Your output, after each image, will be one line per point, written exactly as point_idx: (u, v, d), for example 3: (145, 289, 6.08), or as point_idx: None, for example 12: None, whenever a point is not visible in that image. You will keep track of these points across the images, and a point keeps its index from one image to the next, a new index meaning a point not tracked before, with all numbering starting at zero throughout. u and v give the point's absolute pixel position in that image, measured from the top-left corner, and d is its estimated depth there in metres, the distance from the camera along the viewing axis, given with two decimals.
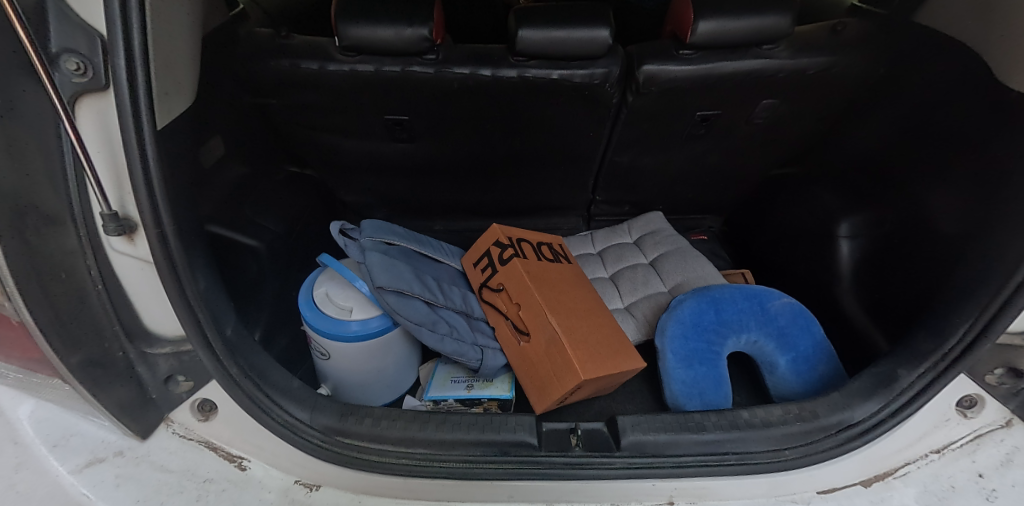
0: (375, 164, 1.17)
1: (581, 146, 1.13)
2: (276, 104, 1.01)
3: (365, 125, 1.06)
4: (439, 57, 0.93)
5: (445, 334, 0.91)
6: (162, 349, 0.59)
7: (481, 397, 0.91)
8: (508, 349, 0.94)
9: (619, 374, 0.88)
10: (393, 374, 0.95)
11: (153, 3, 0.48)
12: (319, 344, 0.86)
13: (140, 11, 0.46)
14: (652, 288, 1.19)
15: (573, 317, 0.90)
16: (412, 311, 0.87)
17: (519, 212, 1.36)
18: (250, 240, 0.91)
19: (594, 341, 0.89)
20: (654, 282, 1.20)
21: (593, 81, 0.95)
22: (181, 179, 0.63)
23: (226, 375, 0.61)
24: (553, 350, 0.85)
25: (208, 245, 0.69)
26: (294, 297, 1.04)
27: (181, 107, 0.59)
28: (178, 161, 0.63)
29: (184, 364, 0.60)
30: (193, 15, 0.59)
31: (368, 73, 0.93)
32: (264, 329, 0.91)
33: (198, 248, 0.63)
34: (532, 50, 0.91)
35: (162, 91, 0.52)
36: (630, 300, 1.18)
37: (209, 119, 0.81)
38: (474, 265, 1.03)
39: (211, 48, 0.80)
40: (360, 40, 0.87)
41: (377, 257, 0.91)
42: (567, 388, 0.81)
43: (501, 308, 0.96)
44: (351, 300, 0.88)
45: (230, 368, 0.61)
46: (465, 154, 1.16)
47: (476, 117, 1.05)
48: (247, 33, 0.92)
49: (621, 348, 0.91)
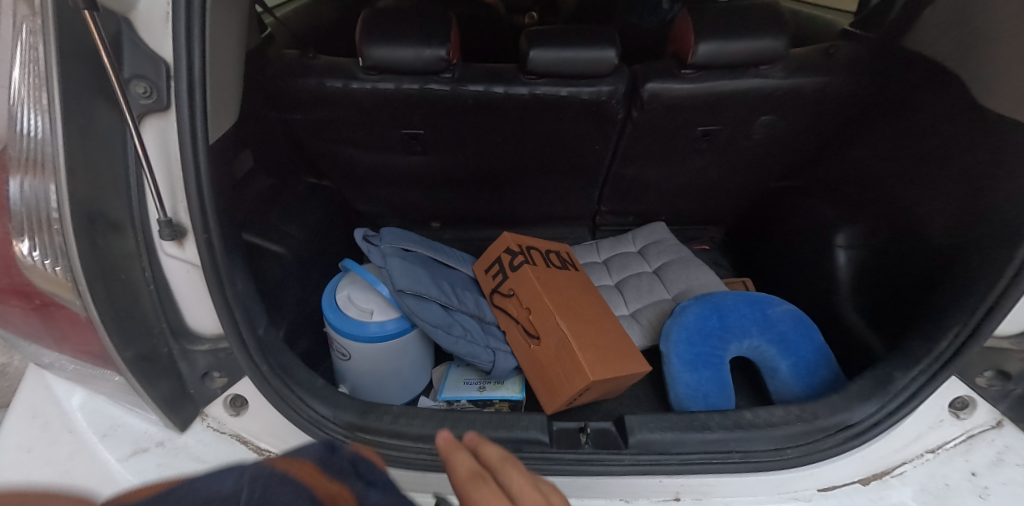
0: (390, 176, 1.23)
1: (588, 158, 1.18)
2: (299, 119, 1.07)
3: (382, 139, 1.12)
4: (454, 76, 0.99)
5: (459, 337, 0.95)
6: (201, 346, 0.64)
7: (493, 398, 0.96)
8: (520, 352, 0.98)
9: (625, 377, 0.92)
10: (408, 376, 0.99)
11: (211, 31, 0.54)
12: (340, 345, 0.91)
13: (200, 40, 0.51)
14: (657, 295, 1.23)
15: (581, 321, 0.94)
16: (429, 313, 0.92)
17: (527, 222, 1.41)
18: (275, 247, 0.97)
19: (602, 344, 0.93)
20: (658, 289, 1.24)
21: (600, 98, 1.00)
22: (224, 189, 0.68)
23: (258, 372, 0.65)
24: (562, 353, 0.89)
25: (243, 250, 0.74)
26: (313, 302, 1.09)
27: (227, 124, 0.65)
28: (221, 173, 0.68)
29: (220, 361, 0.65)
30: (239, 41, 0.65)
31: (389, 90, 0.99)
32: (287, 331, 0.96)
33: (236, 253, 0.68)
34: (542, 68, 0.96)
35: (215, 110, 0.58)
36: (635, 307, 1.22)
37: (242, 134, 0.87)
38: (486, 271, 1.08)
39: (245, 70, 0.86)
40: (382, 60, 0.94)
41: (396, 262, 0.96)
42: (576, 388, 0.86)
43: (513, 312, 1.00)
44: (372, 302, 0.93)
45: (262, 367, 0.66)
46: (475, 166, 1.21)
47: (488, 131, 1.10)
48: (276, 55, 0.98)
49: (627, 352, 0.95)
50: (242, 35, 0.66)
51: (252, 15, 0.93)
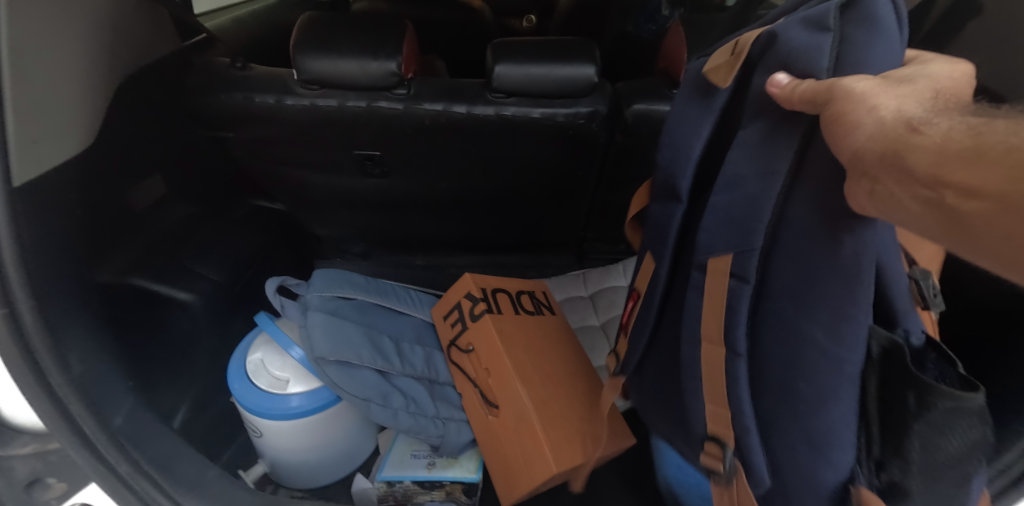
0: (346, 198, 1.08)
1: (562, 182, 1.06)
2: (233, 137, 0.94)
3: (332, 160, 0.98)
4: (409, 92, 0.88)
5: (400, 408, 0.75)
6: (21, 449, 0.49)
7: (443, 479, 0.75)
8: (474, 421, 0.77)
9: (569, 470, 0.68)
10: (347, 446, 0.80)
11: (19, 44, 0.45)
12: (249, 421, 0.71)
13: None
14: (588, 322, 1.10)
15: (554, 384, 0.75)
16: (360, 383, 0.73)
17: (499, 252, 1.27)
18: (184, 294, 0.83)
19: (563, 428, 0.70)
20: (590, 318, 1.11)
21: (578, 120, 0.91)
22: (57, 246, 0.54)
23: (110, 473, 0.51)
24: (522, 427, 0.69)
25: (103, 300, 0.63)
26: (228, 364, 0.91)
27: (60, 150, 0.55)
28: (47, 235, 0.52)
29: (51, 465, 0.49)
30: (81, 70, 0.59)
31: (330, 108, 0.88)
32: (188, 407, 0.79)
33: (83, 305, 0.57)
34: (510, 87, 0.87)
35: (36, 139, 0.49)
36: (605, 318, 1.10)
37: (121, 161, 0.72)
38: (445, 319, 0.85)
39: (128, 98, 0.74)
40: (317, 73, 0.83)
41: (320, 318, 0.76)
42: (532, 464, 0.67)
43: (469, 372, 0.79)
44: (289, 369, 0.73)
45: (118, 466, 0.52)
46: (443, 188, 1.06)
47: (453, 155, 0.98)
48: (204, 62, 0.89)
49: (586, 430, 0.72)
50: (100, 96, 0.65)
51: (149, 35, 0.80)
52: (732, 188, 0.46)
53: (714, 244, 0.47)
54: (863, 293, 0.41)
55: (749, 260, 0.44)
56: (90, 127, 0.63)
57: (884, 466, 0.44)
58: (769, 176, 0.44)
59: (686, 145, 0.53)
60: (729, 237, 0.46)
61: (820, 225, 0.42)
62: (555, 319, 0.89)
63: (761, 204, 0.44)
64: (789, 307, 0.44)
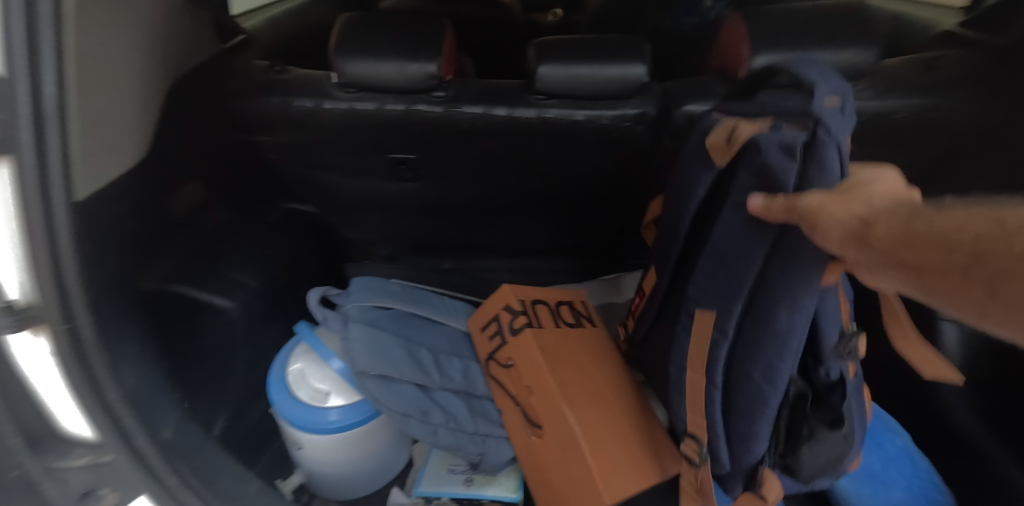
0: (378, 202, 1.06)
1: (603, 187, 1.02)
2: (269, 142, 0.92)
3: (367, 164, 0.96)
4: (448, 95, 0.85)
5: (439, 425, 0.73)
6: (76, 461, 0.42)
7: (481, 497, 0.75)
8: (515, 440, 0.74)
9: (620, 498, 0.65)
10: (383, 459, 0.78)
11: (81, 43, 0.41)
12: (289, 434, 0.70)
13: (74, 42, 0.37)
14: None
15: (600, 405, 0.71)
16: (399, 399, 0.71)
17: (532, 256, 1.24)
18: (223, 301, 0.82)
19: (613, 452, 0.67)
20: None
21: (624, 122, 0.87)
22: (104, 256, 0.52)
23: (163, 487, 0.47)
24: (569, 452, 0.66)
25: (147, 308, 0.61)
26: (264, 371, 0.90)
27: (114, 154, 0.52)
28: (95, 244, 0.49)
29: (103, 477, 0.44)
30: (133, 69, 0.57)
31: (368, 111, 0.86)
32: (227, 418, 0.79)
33: (128, 317, 0.55)
34: (554, 87, 0.84)
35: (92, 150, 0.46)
36: None
37: (164, 166, 0.71)
38: (481, 330, 0.81)
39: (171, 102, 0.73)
40: (358, 75, 0.81)
41: (359, 330, 0.74)
42: (583, 492, 0.65)
43: (509, 388, 0.75)
44: (329, 381, 0.72)
45: (167, 479, 0.48)
46: (478, 193, 1.03)
47: (490, 160, 0.95)
48: (241, 65, 0.88)
49: (636, 454, 0.69)
50: (149, 95, 0.62)
51: (187, 45, 0.79)
52: (712, 259, 0.55)
53: (701, 301, 0.57)
54: (789, 353, 0.52)
55: (726, 321, 0.54)
56: (141, 130, 0.60)
57: (785, 457, 0.59)
58: (743, 251, 0.52)
59: (689, 189, 0.60)
60: (710, 297, 0.56)
61: (778, 295, 0.50)
62: (596, 331, 0.84)
63: (732, 279, 0.53)
64: (744, 354, 0.55)
